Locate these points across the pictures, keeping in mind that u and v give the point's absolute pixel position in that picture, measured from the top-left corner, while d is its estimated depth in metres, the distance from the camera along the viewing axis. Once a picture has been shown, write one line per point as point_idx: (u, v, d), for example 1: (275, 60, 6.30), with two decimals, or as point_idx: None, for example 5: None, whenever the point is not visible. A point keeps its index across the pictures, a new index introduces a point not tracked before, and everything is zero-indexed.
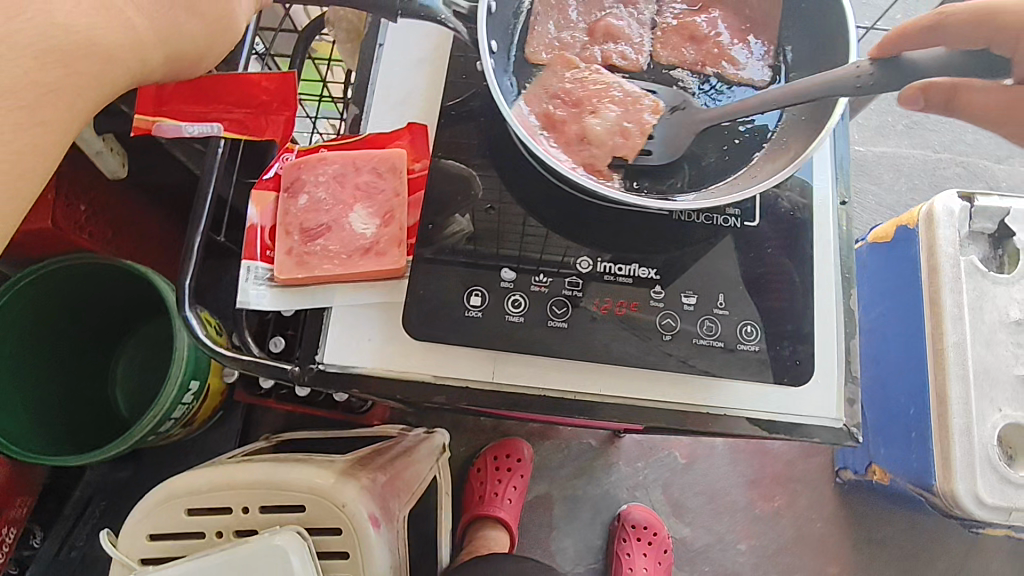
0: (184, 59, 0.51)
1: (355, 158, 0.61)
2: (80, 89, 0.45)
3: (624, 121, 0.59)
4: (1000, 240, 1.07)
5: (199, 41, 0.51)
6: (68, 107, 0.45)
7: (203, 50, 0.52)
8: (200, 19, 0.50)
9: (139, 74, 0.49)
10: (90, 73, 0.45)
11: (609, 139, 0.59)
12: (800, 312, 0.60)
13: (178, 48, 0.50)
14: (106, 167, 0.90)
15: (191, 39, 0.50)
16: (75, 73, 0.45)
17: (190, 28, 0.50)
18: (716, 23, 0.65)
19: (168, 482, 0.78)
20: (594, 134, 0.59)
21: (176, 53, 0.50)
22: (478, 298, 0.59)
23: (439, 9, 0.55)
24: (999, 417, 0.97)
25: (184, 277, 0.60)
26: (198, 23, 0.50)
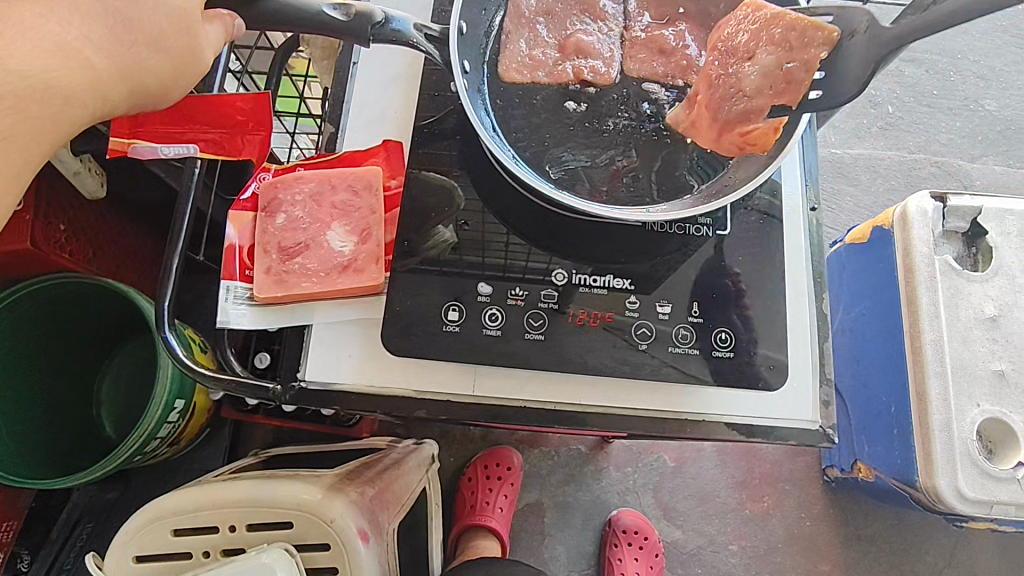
0: (148, 93, 0.51)
1: (331, 177, 0.62)
2: (37, 131, 0.46)
3: (784, 62, 0.55)
4: (974, 239, 1.09)
5: (163, 75, 0.50)
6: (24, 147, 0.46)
7: (168, 83, 0.51)
8: (163, 54, 0.50)
9: (102, 112, 0.49)
10: (48, 116, 0.46)
11: (764, 88, 0.57)
12: (775, 317, 0.61)
13: (141, 84, 0.50)
14: (84, 187, 0.91)
15: (154, 75, 0.50)
16: (36, 117, 0.46)
17: (152, 64, 0.49)
18: (683, 36, 0.66)
19: (150, 505, 0.77)
20: (749, 85, 0.57)
21: (140, 88, 0.50)
22: (456, 312, 0.59)
23: (410, 33, 0.56)
24: (978, 412, 0.99)
25: (163, 298, 0.60)
26: (162, 59, 0.50)
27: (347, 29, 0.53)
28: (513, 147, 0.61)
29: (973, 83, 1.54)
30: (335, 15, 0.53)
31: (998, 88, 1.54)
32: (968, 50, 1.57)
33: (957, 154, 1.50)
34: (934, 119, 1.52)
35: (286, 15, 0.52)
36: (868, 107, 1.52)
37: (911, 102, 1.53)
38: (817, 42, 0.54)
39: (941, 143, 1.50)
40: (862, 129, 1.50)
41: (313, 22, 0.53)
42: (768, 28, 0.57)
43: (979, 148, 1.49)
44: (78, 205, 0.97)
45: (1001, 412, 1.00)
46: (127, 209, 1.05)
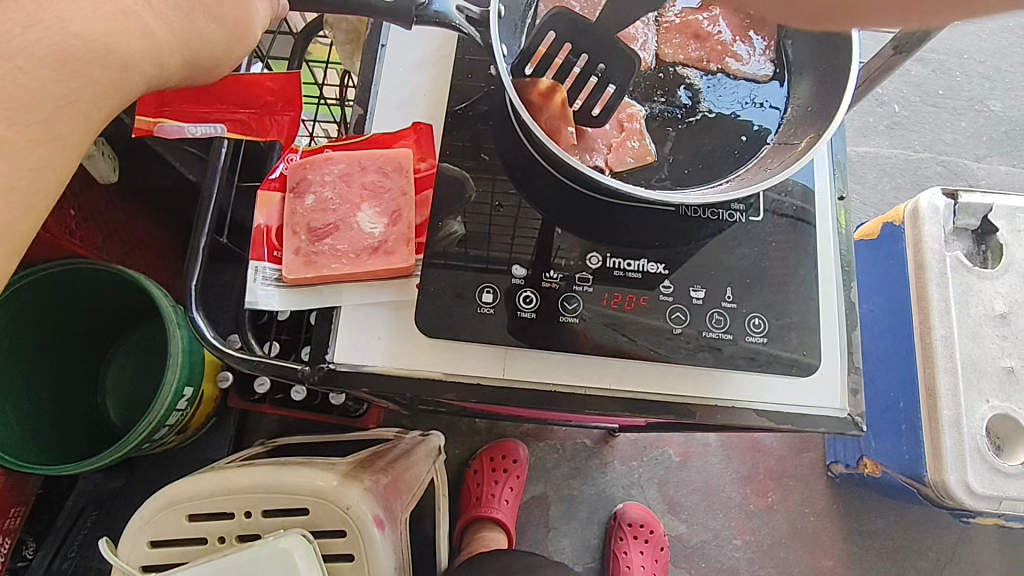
0: (201, 64, 0.50)
1: (361, 159, 0.61)
2: (97, 99, 0.44)
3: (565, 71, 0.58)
4: (983, 236, 1.09)
5: (217, 46, 0.50)
6: (85, 109, 0.44)
7: (220, 55, 0.51)
8: (219, 24, 0.49)
9: (155, 81, 0.47)
10: (107, 83, 0.44)
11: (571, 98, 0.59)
12: (805, 305, 0.61)
13: (197, 53, 0.49)
14: (97, 172, 0.91)
15: (210, 44, 0.49)
16: (94, 83, 0.43)
17: (209, 33, 0.49)
18: (716, 21, 0.66)
19: (170, 487, 0.77)
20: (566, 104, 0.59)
21: (195, 57, 0.49)
22: (490, 294, 0.59)
23: (452, 15, 0.55)
24: (987, 408, 1.00)
25: (189, 277, 0.59)
26: (217, 28, 0.49)
27: (390, 8, 0.53)
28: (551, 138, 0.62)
29: (978, 83, 1.55)
30: None
31: (1002, 90, 1.54)
32: (974, 51, 1.57)
33: (962, 154, 1.50)
34: (940, 119, 1.52)
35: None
36: (875, 105, 1.52)
37: (917, 101, 1.53)
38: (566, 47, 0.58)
39: (947, 143, 1.51)
40: (869, 127, 1.51)
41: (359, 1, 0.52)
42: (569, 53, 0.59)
43: (983, 148, 1.50)
44: (91, 190, 0.95)
45: (1009, 408, 1.01)
46: (137, 195, 1.04)
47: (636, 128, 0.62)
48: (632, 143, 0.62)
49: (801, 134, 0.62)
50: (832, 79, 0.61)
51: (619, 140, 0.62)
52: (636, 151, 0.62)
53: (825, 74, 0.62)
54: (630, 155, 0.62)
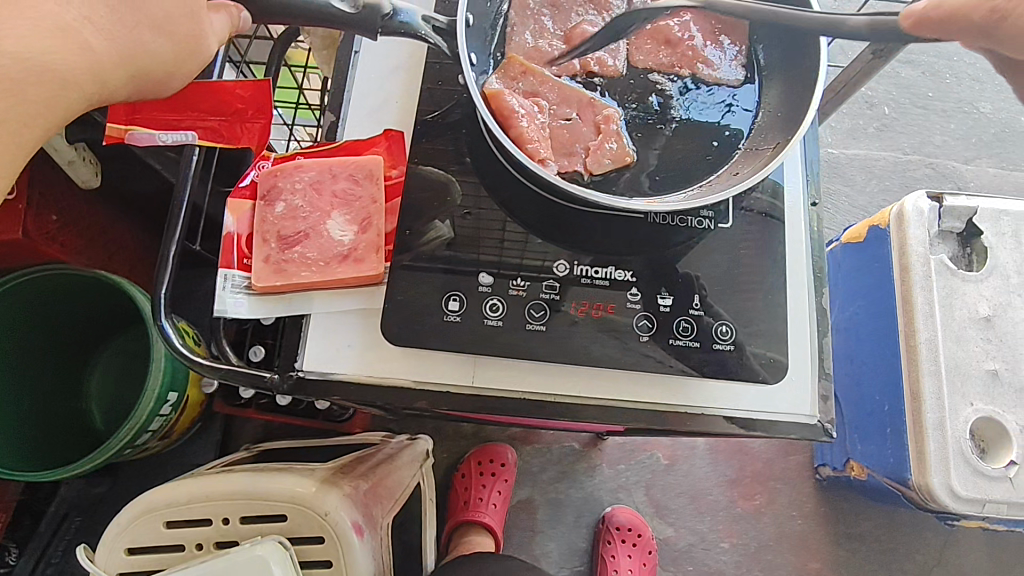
0: (148, 78, 0.50)
1: (332, 166, 0.61)
2: (36, 116, 0.45)
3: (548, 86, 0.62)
4: (968, 239, 1.09)
5: (166, 61, 0.50)
6: (26, 125, 0.45)
7: (170, 69, 0.50)
8: (167, 38, 0.49)
9: (99, 96, 0.48)
10: (44, 99, 0.45)
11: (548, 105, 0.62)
12: (774, 312, 0.61)
13: (142, 68, 0.49)
14: (78, 176, 0.90)
15: (158, 59, 0.49)
16: (30, 100, 0.45)
17: (155, 47, 0.49)
18: (689, 26, 0.66)
19: (145, 495, 0.76)
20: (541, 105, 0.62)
21: (141, 72, 0.49)
22: (457, 302, 0.59)
23: (419, 25, 0.55)
24: (971, 410, 1.00)
25: (160, 284, 0.59)
26: (165, 42, 0.49)
27: (354, 20, 0.52)
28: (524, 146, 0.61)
29: (968, 85, 1.55)
30: (342, 6, 0.52)
31: (991, 91, 1.54)
32: (964, 52, 1.57)
33: (951, 156, 1.50)
34: (929, 121, 1.52)
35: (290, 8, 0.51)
36: (864, 107, 1.52)
37: (907, 103, 1.53)
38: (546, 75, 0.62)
39: (936, 145, 1.51)
40: (859, 129, 1.51)
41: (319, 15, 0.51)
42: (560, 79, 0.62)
43: (973, 150, 1.50)
44: (71, 196, 0.94)
45: (994, 411, 1.01)
46: (117, 200, 1.04)
47: (612, 130, 0.61)
48: (609, 144, 0.61)
49: (774, 141, 0.62)
50: (801, 83, 0.63)
51: (595, 143, 0.61)
52: (614, 150, 0.61)
53: (795, 79, 0.63)
54: (606, 154, 0.61)
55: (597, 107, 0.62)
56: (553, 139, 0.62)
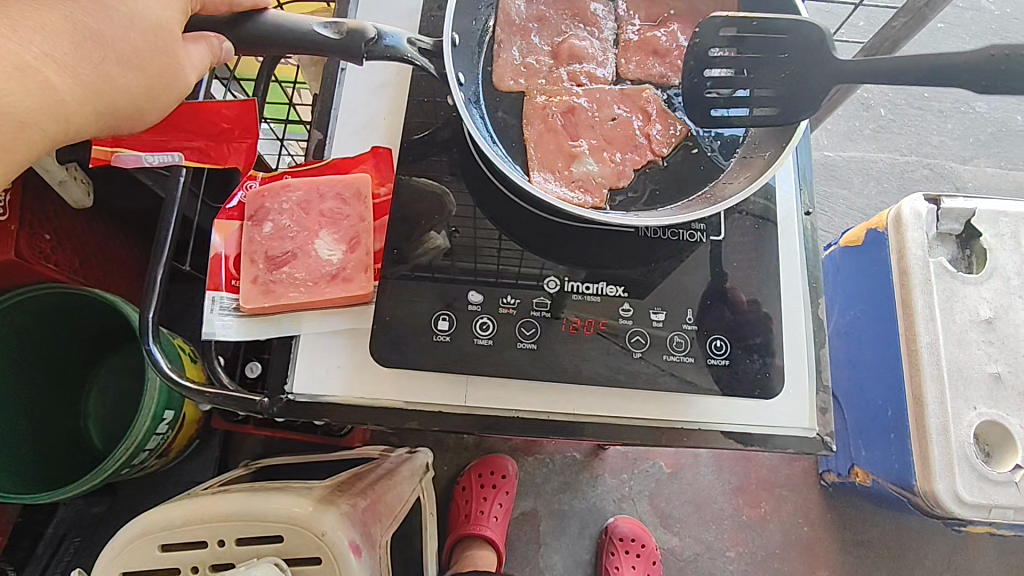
0: (121, 113, 0.50)
1: (319, 184, 0.61)
2: None
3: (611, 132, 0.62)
4: (967, 241, 1.08)
5: (138, 94, 0.49)
6: None
7: (143, 102, 0.50)
8: (137, 72, 0.49)
9: (65, 136, 0.47)
10: (2, 144, 0.44)
11: (601, 167, 0.61)
12: (770, 324, 0.60)
13: (111, 103, 0.49)
14: (70, 198, 0.90)
15: (129, 94, 0.49)
16: None
17: (125, 83, 0.49)
18: (676, 37, 0.66)
19: (140, 517, 0.75)
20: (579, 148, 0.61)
21: (111, 108, 0.49)
22: (446, 321, 0.58)
23: (405, 49, 0.55)
24: (975, 414, 0.98)
25: (147, 308, 0.59)
26: (135, 76, 0.49)
27: (340, 47, 0.52)
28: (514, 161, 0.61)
29: (964, 85, 1.51)
30: (326, 33, 0.52)
31: (987, 91, 1.51)
32: (958, 52, 1.54)
33: (949, 156, 1.47)
34: (925, 122, 1.49)
35: (279, 32, 0.51)
36: (860, 109, 1.50)
37: (903, 104, 1.50)
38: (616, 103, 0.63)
39: (934, 145, 1.48)
40: (855, 131, 1.48)
41: (303, 41, 0.51)
42: (588, 52, 0.65)
43: (970, 150, 1.47)
44: (62, 215, 0.94)
45: (998, 415, 0.98)
46: (109, 218, 1.03)
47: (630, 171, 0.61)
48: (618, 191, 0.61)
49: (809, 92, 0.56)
50: None
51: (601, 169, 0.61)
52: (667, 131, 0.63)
53: None
54: (598, 179, 0.60)
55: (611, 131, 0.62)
56: (548, 153, 0.61)
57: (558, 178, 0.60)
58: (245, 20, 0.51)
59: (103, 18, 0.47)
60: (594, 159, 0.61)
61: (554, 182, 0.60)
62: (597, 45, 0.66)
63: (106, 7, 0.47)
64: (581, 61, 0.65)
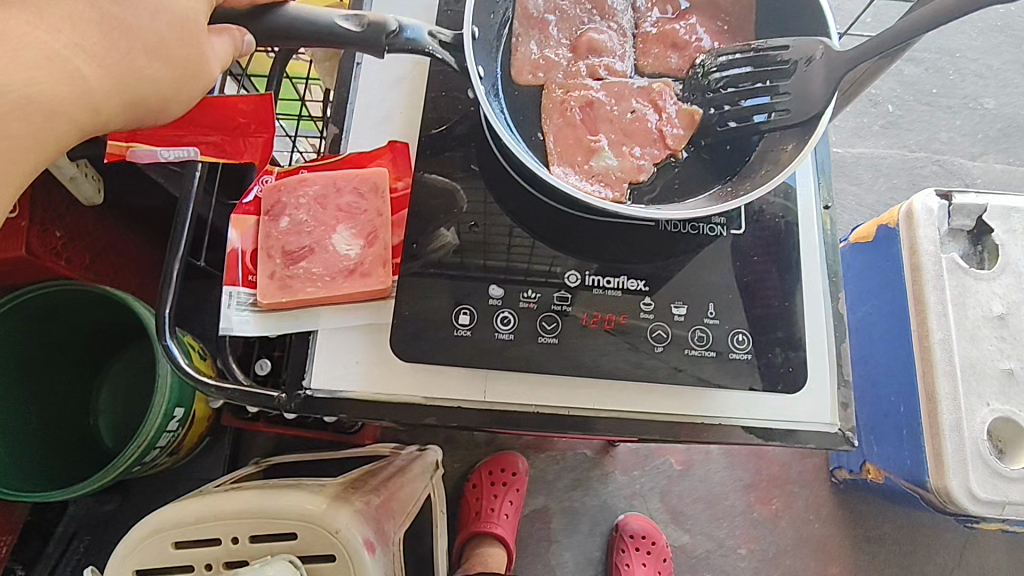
0: (147, 105, 0.49)
1: (336, 179, 0.60)
2: (20, 152, 0.44)
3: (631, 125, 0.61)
4: (978, 237, 1.07)
5: (164, 85, 0.49)
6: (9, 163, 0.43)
7: (168, 94, 0.50)
8: (164, 64, 0.49)
9: (92, 125, 0.47)
10: (30, 133, 0.44)
11: (619, 162, 0.60)
12: (792, 318, 0.59)
13: (137, 94, 0.48)
14: (82, 194, 0.90)
15: (155, 85, 0.49)
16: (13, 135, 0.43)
17: (152, 74, 0.48)
18: (695, 29, 0.65)
19: (154, 514, 0.74)
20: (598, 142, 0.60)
21: (137, 99, 0.48)
22: (467, 316, 0.58)
23: (424, 41, 0.54)
24: (988, 411, 0.96)
25: (164, 304, 0.58)
26: (162, 68, 0.49)
27: (359, 39, 0.52)
28: (534, 155, 0.61)
29: (973, 81, 1.50)
30: (347, 26, 0.52)
31: (996, 87, 1.50)
32: (967, 49, 1.53)
33: (958, 152, 1.46)
34: (935, 118, 1.49)
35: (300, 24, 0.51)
36: (869, 105, 1.49)
37: (912, 101, 1.50)
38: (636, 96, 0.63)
39: (943, 141, 1.47)
40: (864, 127, 1.48)
41: (325, 34, 0.51)
42: (607, 44, 0.65)
43: (980, 146, 1.46)
44: (74, 212, 0.94)
45: (1011, 411, 0.96)
46: (121, 215, 1.03)
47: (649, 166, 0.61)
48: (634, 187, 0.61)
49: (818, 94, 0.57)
50: None
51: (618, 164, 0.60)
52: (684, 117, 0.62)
53: None
54: (616, 173, 0.60)
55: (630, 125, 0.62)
56: (567, 148, 0.60)
57: (579, 172, 0.60)
58: (267, 12, 0.51)
59: (130, 8, 0.47)
60: (613, 154, 0.60)
61: (574, 176, 0.59)
62: (616, 38, 0.65)
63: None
64: (600, 54, 0.64)
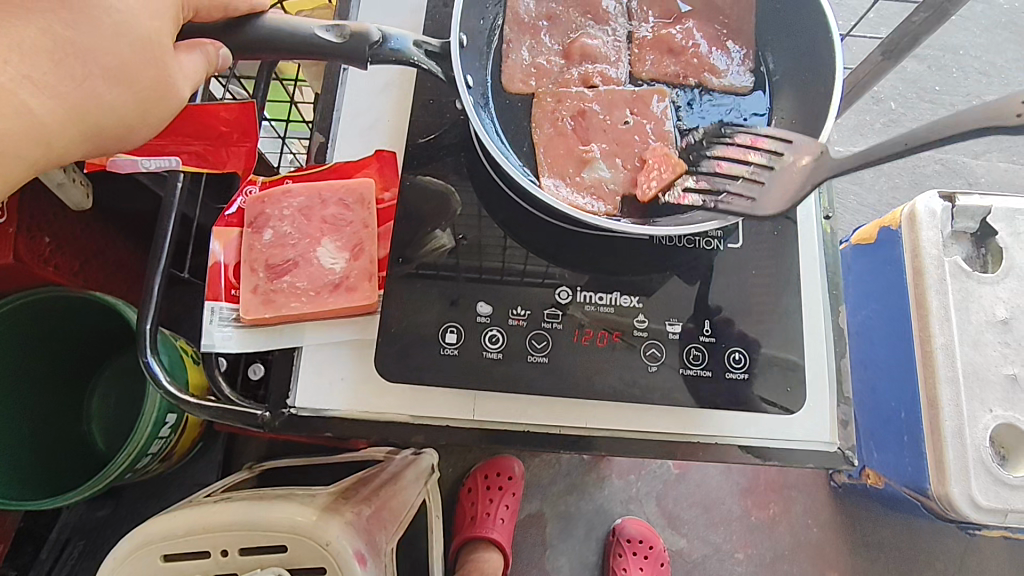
0: (108, 134, 0.48)
1: (321, 190, 0.59)
2: None
3: (630, 132, 0.59)
4: (983, 240, 1.04)
5: (127, 112, 0.47)
6: None
7: (131, 120, 0.48)
8: (125, 89, 0.47)
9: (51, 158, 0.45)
10: None
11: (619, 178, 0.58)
12: (792, 334, 0.58)
13: (98, 121, 0.46)
14: (70, 200, 0.88)
15: (117, 111, 0.47)
16: None
17: (112, 99, 0.46)
18: (692, 34, 0.63)
19: (142, 527, 0.73)
20: (592, 154, 0.59)
21: (97, 128, 0.47)
22: (454, 334, 0.56)
23: (410, 51, 0.53)
24: (991, 417, 0.93)
25: (145, 318, 0.57)
26: (124, 93, 0.47)
27: (341, 50, 0.50)
28: (525, 167, 0.59)
29: (975, 78, 1.48)
30: (328, 37, 0.50)
31: (999, 84, 1.47)
32: (970, 45, 1.50)
33: (959, 151, 1.44)
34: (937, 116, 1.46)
35: (280, 35, 0.50)
36: (870, 103, 1.46)
37: (914, 98, 1.47)
38: (628, 106, 0.60)
39: (944, 140, 1.45)
40: (865, 126, 1.45)
41: (303, 46, 0.50)
42: (600, 50, 0.63)
43: (982, 145, 1.44)
44: (61, 218, 0.92)
45: (1015, 418, 0.93)
46: (110, 220, 1.01)
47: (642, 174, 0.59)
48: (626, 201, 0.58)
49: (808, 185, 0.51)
50: (817, 94, 0.59)
51: (610, 176, 0.58)
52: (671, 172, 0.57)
53: (808, 87, 0.61)
54: (610, 185, 0.58)
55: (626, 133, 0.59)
56: (557, 160, 0.59)
57: (569, 184, 0.58)
58: (244, 24, 0.50)
59: (86, 32, 0.44)
60: (600, 164, 0.58)
61: (565, 188, 0.58)
62: (611, 43, 0.64)
63: (90, 18, 0.44)
64: (593, 60, 0.62)
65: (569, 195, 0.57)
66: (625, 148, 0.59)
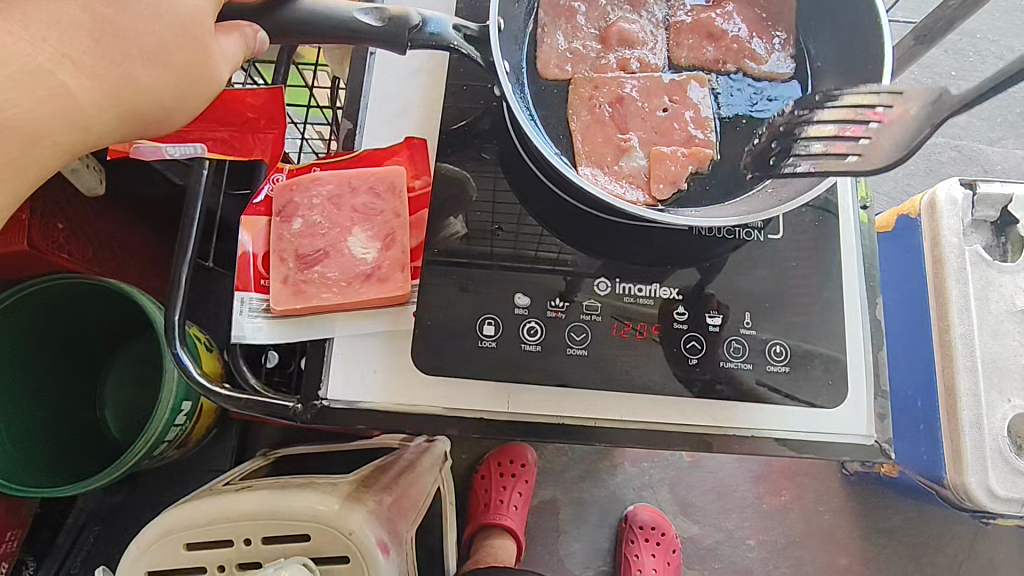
0: (146, 118, 0.47)
1: (351, 178, 0.58)
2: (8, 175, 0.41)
3: (670, 120, 0.58)
4: (1003, 227, 0.99)
5: (166, 97, 0.47)
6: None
7: (169, 104, 0.47)
8: (162, 70, 0.45)
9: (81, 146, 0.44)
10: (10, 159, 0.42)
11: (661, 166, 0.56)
12: (831, 326, 0.57)
13: (135, 104, 0.45)
14: (82, 183, 0.87)
15: (155, 94, 0.46)
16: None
17: (148, 80, 0.45)
18: (731, 18, 0.62)
19: (167, 514, 0.73)
20: (631, 142, 0.57)
21: (133, 112, 0.46)
22: (492, 326, 0.56)
23: (450, 36, 0.52)
24: (1010, 408, 0.87)
25: (173, 308, 0.56)
26: (160, 75, 0.45)
27: (379, 34, 0.50)
28: (563, 154, 0.58)
29: None
30: (368, 20, 0.50)
31: None
32: None
33: (975, 137, 1.41)
34: None
35: (324, 19, 0.49)
36: None
37: None
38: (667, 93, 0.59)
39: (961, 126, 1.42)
40: None
41: (345, 29, 0.49)
42: (637, 34, 0.61)
43: (998, 131, 1.40)
44: (77, 203, 0.91)
45: None
46: (128, 206, 1.00)
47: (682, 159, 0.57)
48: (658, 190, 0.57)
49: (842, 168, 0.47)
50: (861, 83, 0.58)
51: (646, 163, 0.57)
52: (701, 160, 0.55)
53: (852, 75, 0.59)
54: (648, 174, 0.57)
55: (664, 121, 0.58)
56: (594, 147, 0.57)
57: (608, 172, 0.57)
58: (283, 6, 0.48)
59: (125, 10, 0.43)
60: (635, 152, 0.57)
61: (603, 177, 0.57)
62: (648, 26, 0.62)
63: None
64: (630, 45, 0.61)
65: (609, 182, 0.56)
66: (664, 137, 0.58)
